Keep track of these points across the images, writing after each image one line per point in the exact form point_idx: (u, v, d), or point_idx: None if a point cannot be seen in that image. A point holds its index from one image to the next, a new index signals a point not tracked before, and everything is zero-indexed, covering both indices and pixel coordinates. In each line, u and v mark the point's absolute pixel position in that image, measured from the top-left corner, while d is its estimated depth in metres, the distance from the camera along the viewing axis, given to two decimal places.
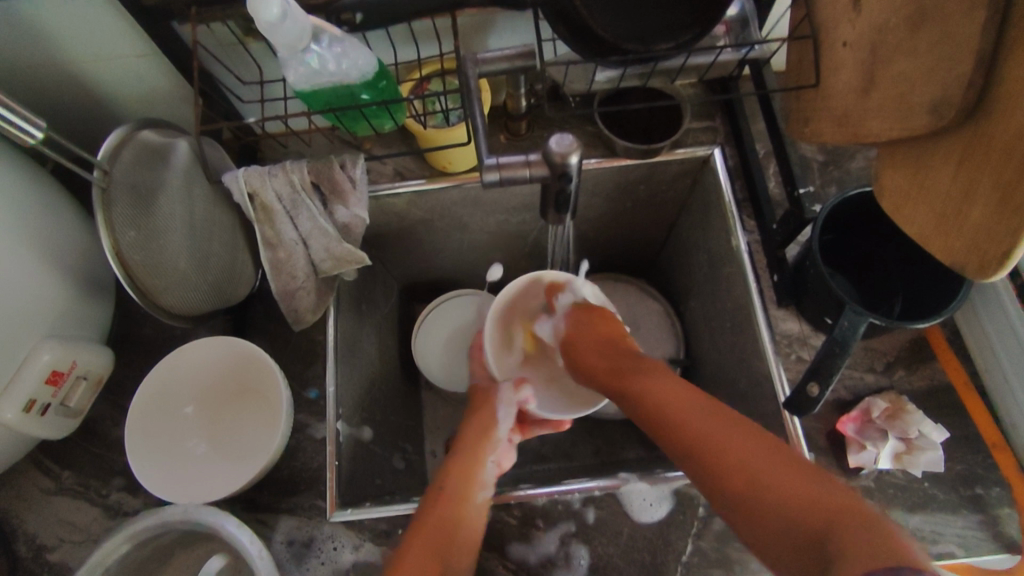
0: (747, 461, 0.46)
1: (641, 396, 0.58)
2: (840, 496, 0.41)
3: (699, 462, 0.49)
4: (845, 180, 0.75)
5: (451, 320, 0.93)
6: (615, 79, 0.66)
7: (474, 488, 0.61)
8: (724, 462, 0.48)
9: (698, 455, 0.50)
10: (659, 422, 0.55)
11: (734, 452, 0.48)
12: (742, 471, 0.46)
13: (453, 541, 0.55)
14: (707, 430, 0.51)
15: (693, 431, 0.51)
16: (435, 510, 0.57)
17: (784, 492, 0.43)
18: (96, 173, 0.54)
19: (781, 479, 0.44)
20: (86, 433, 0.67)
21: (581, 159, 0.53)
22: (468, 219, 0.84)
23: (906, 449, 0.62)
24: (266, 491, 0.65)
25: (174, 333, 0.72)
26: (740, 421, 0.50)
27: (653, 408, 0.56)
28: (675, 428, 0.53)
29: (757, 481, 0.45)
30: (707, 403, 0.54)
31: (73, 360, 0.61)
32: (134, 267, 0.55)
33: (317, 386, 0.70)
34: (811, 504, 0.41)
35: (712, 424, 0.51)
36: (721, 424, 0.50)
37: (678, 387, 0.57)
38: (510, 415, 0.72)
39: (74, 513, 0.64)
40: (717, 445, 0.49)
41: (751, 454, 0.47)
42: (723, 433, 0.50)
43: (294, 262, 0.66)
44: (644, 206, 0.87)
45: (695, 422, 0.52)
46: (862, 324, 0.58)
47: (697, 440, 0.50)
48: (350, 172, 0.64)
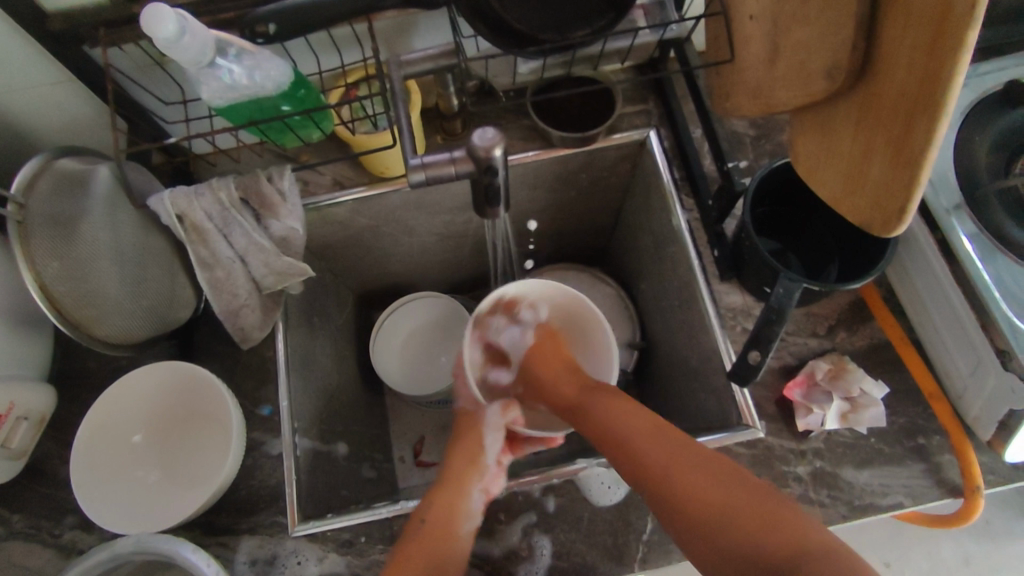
0: (723, 512, 0.48)
1: (618, 436, 0.56)
2: (798, 526, 0.45)
3: (688, 509, 0.49)
4: (777, 152, 0.77)
5: (406, 326, 0.93)
6: (537, 69, 0.67)
7: (459, 518, 0.59)
8: (690, 500, 0.49)
9: (690, 504, 0.49)
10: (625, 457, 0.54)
11: (717, 499, 0.49)
12: (712, 503, 0.49)
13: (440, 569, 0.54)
14: (705, 469, 0.51)
15: (685, 471, 0.51)
16: (416, 545, 0.55)
17: (751, 521, 0.47)
18: (11, 208, 0.53)
19: (749, 520, 0.47)
20: (34, 473, 0.66)
21: (504, 151, 0.55)
22: (414, 222, 0.84)
23: (851, 408, 0.64)
24: (225, 513, 0.64)
25: (119, 363, 0.70)
26: (674, 440, 0.54)
27: (631, 452, 0.54)
28: (633, 462, 0.54)
29: (714, 512, 0.48)
30: (664, 434, 0.54)
31: (10, 400, 0.59)
32: (62, 299, 0.54)
33: (270, 403, 0.69)
34: (784, 542, 0.45)
35: (689, 463, 0.52)
36: (695, 465, 0.51)
37: (656, 423, 0.56)
38: (497, 440, 0.66)
39: (27, 556, 0.62)
40: (701, 489, 0.50)
41: (731, 488, 0.49)
42: (715, 475, 0.50)
43: (233, 280, 0.65)
44: (587, 194, 0.88)
45: (681, 467, 0.51)
46: (796, 291, 0.60)
47: (648, 470, 0.52)
48: (277, 184, 0.64)
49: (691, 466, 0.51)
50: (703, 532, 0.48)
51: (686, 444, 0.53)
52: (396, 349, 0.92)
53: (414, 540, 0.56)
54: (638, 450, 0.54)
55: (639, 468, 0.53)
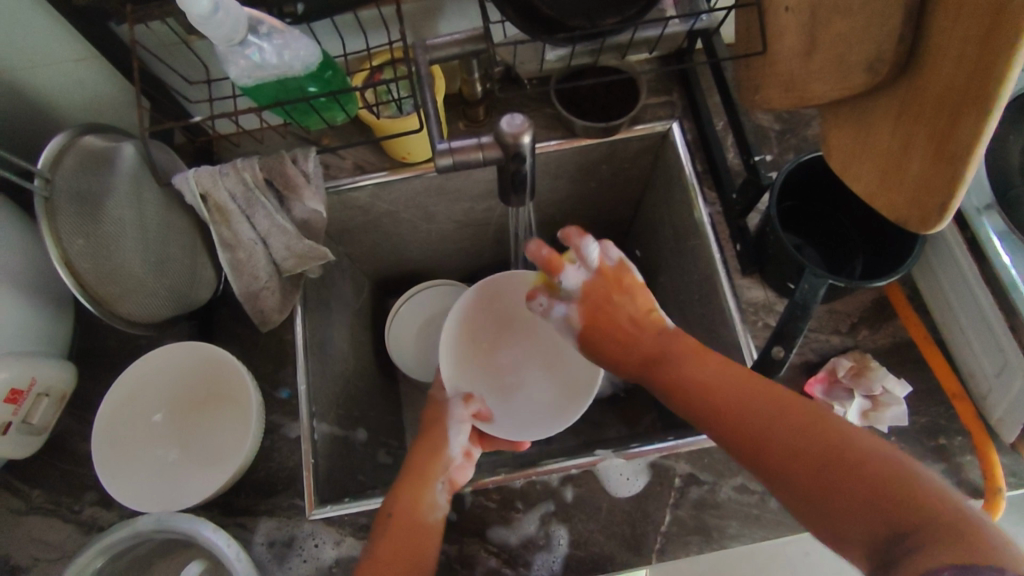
0: (823, 462, 0.45)
1: (700, 386, 0.53)
2: (906, 468, 0.42)
3: (779, 466, 0.47)
4: (802, 147, 0.76)
5: (421, 312, 0.93)
6: (565, 57, 0.67)
7: (427, 506, 0.59)
8: (787, 453, 0.47)
9: (789, 455, 0.46)
10: (712, 410, 0.52)
11: (811, 449, 0.46)
12: (807, 456, 0.46)
13: (412, 563, 0.55)
14: (806, 423, 0.48)
15: (780, 424, 0.48)
16: (389, 539, 0.56)
17: (855, 477, 0.43)
18: (38, 183, 0.53)
19: (862, 469, 0.43)
20: (54, 450, 0.66)
21: (532, 138, 0.54)
22: (433, 208, 0.83)
23: (872, 406, 0.64)
24: (243, 494, 0.64)
25: (139, 343, 0.71)
26: (764, 392, 0.51)
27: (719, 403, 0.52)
28: (723, 410, 0.51)
29: (810, 467, 0.45)
30: (752, 386, 0.51)
31: (32, 375, 0.60)
32: (84, 275, 0.54)
33: (288, 386, 0.69)
34: (884, 486, 0.42)
35: (782, 417, 0.49)
36: (788, 416, 0.48)
37: (745, 374, 0.53)
38: (462, 431, 0.68)
39: (47, 531, 0.63)
40: (794, 440, 0.47)
41: (828, 432, 0.46)
42: (805, 432, 0.47)
43: (254, 262, 0.65)
44: (608, 185, 0.87)
45: (771, 421, 0.49)
46: (821, 287, 0.59)
47: (739, 421, 0.50)
48: (301, 166, 0.63)
49: (785, 421, 0.48)
50: (799, 485, 0.46)
51: (779, 395, 0.50)
52: (412, 335, 0.92)
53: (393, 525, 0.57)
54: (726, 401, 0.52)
55: (723, 416, 0.51)
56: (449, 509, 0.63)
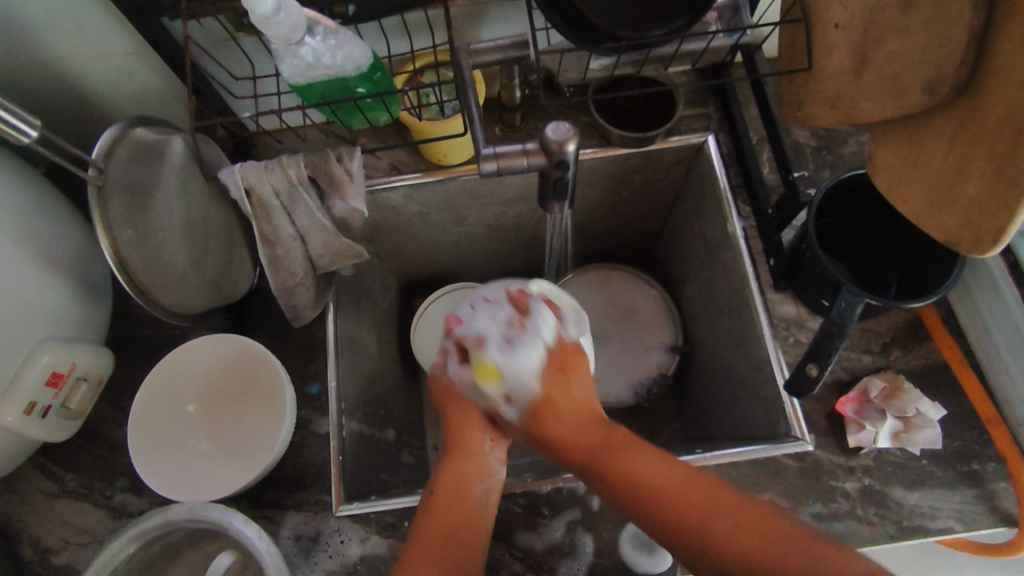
0: (681, 493, 0.49)
1: (622, 466, 0.53)
2: (833, 562, 0.42)
3: (693, 540, 0.47)
4: (838, 164, 0.76)
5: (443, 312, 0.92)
6: (609, 66, 0.67)
7: (477, 476, 0.60)
8: (661, 499, 0.50)
9: (674, 516, 0.48)
10: (620, 470, 0.53)
11: (698, 500, 0.49)
12: (660, 492, 0.50)
13: (458, 539, 0.54)
14: (690, 504, 0.48)
15: (676, 497, 0.49)
16: (438, 510, 0.56)
17: (728, 523, 0.46)
18: (91, 173, 0.54)
19: (722, 516, 0.47)
20: (88, 435, 0.67)
21: (577, 147, 0.54)
22: (464, 211, 0.84)
23: (904, 427, 0.63)
24: (271, 487, 0.65)
25: (174, 333, 0.72)
26: (661, 464, 0.52)
27: (622, 470, 0.52)
28: (612, 472, 0.53)
29: (689, 505, 0.48)
30: (644, 450, 0.54)
31: (73, 360, 0.61)
32: (132, 265, 0.55)
33: (319, 381, 0.70)
34: (756, 553, 0.44)
35: (713, 493, 0.49)
36: (679, 472, 0.51)
37: (651, 451, 0.54)
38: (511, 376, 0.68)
39: (79, 515, 0.64)
40: (703, 506, 0.48)
41: (824, 550, 0.43)
42: (717, 508, 0.48)
43: (292, 258, 0.66)
44: (639, 195, 0.87)
45: (647, 480, 0.51)
46: (858, 306, 0.59)
47: (651, 485, 0.51)
48: (346, 165, 0.63)
49: (692, 507, 0.48)
50: (715, 548, 0.46)
51: (672, 468, 0.52)
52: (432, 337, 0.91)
53: (441, 492, 0.57)
54: (622, 464, 0.53)
55: (648, 489, 0.51)
56: None
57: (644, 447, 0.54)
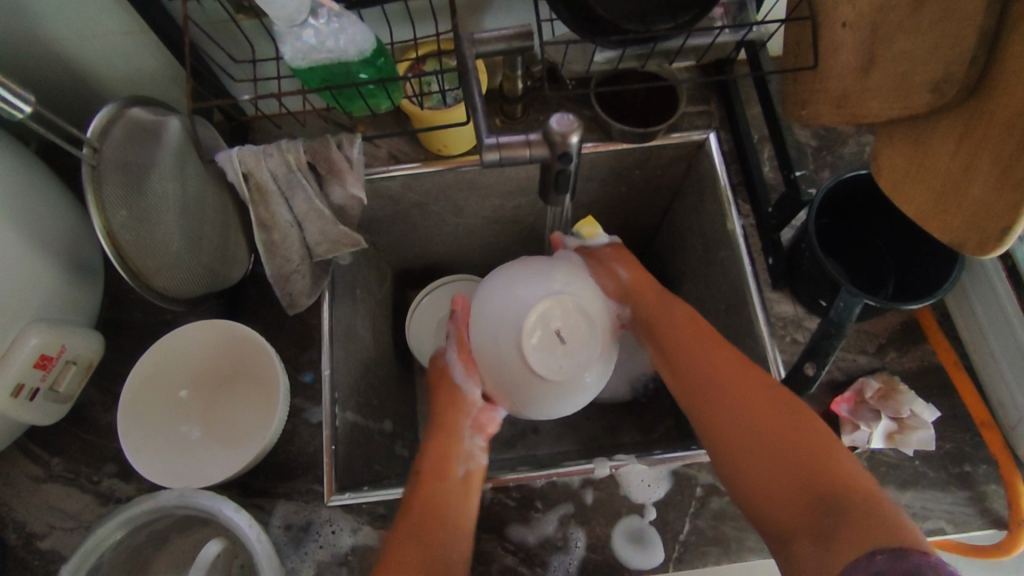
0: (763, 421, 0.56)
1: (715, 390, 0.61)
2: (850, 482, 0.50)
3: (738, 453, 0.56)
4: (838, 165, 0.76)
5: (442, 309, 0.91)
6: (613, 59, 0.68)
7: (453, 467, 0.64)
8: (743, 442, 0.56)
9: (752, 436, 0.56)
10: (708, 405, 0.61)
11: (773, 432, 0.55)
12: (770, 420, 0.56)
13: (437, 526, 0.57)
14: (779, 421, 0.55)
15: (771, 431, 0.55)
16: (416, 498, 0.60)
17: (779, 435, 0.55)
18: (86, 151, 0.53)
19: (808, 448, 0.53)
20: (75, 419, 0.66)
21: (581, 139, 0.54)
22: (463, 203, 0.83)
23: (899, 429, 0.63)
24: (262, 475, 0.64)
25: (166, 318, 0.71)
26: (758, 389, 0.58)
27: (704, 397, 0.62)
28: (723, 416, 0.59)
29: (757, 431, 0.56)
30: (760, 385, 0.59)
31: (62, 343, 0.60)
32: (127, 248, 0.54)
33: (313, 370, 0.69)
34: (821, 487, 0.50)
35: (774, 423, 0.56)
36: (769, 400, 0.57)
37: (742, 367, 0.61)
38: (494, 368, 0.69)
39: (65, 500, 0.63)
40: (762, 419, 0.56)
41: (791, 440, 0.54)
42: (780, 444, 0.54)
43: (288, 244, 0.65)
44: (638, 191, 0.87)
45: (752, 409, 0.57)
46: (857, 306, 0.59)
47: (717, 404, 0.60)
48: (346, 151, 0.62)
49: (775, 435, 0.55)
50: (749, 483, 0.55)
51: (773, 391, 0.58)
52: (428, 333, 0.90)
53: (427, 500, 0.60)
54: (716, 403, 0.60)
55: (727, 436, 0.58)
56: None
57: (750, 375, 0.60)
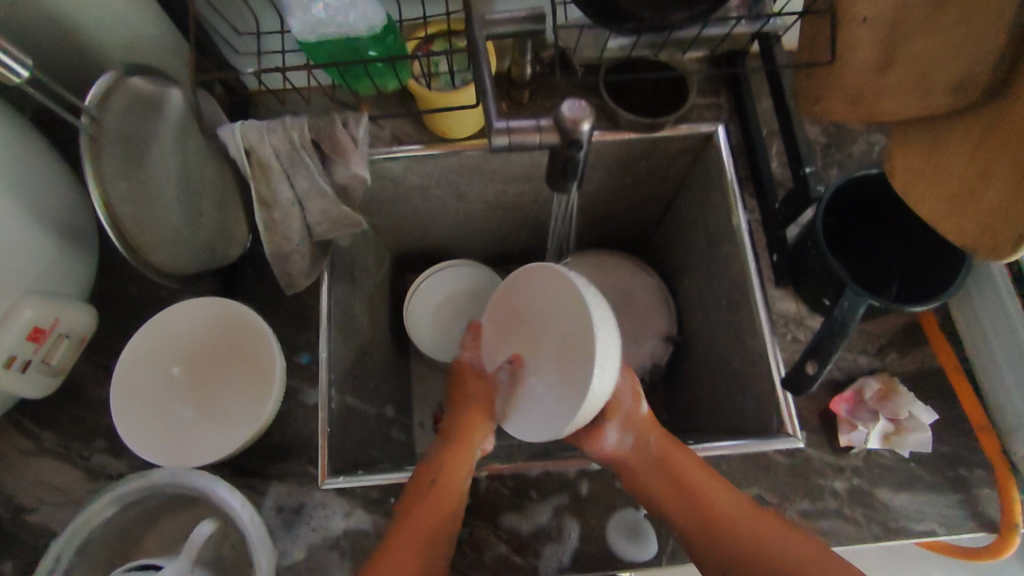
0: (725, 511, 0.57)
1: (670, 469, 0.61)
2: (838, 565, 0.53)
3: (718, 550, 0.56)
4: (847, 164, 0.75)
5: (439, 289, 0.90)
6: (627, 46, 0.66)
7: (464, 473, 0.61)
8: (728, 533, 0.56)
9: (717, 531, 0.56)
10: (677, 489, 0.59)
11: (734, 516, 0.57)
12: (719, 509, 0.57)
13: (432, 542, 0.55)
14: (723, 509, 0.57)
15: (723, 514, 0.57)
16: (424, 500, 0.57)
17: (738, 523, 0.56)
18: (85, 120, 0.51)
19: (764, 529, 0.56)
20: (67, 393, 0.65)
21: (592, 126, 0.53)
22: (466, 187, 0.82)
23: (895, 430, 0.64)
24: (256, 456, 0.64)
25: (161, 294, 0.70)
26: (717, 480, 0.60)
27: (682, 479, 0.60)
28: (701, 505, 0.58)
29: (726, 518, 0.57)
30: (706, 469, 0.61)
31: (55, 316, 0.58)
32: (125, 221, 0.53)
33: (310, 351, 0.68)
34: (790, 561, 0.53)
35: (743, 522, 0.57)
36: (717, 483, 0.59)
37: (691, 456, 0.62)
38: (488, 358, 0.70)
39: (55, 474, 0.62)
40: (720, 503, 0.58)
41: (754, 529, 0.56)
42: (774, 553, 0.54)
43: (289, 225, 0.63)
44: (643, 182, 0.86)
45: (712, 489, 0.59)
46: (862, 307, 0.59)
47: (689, 485, 0.59)
48: (352, 131, 0.61)
49: (713, 515, 0.57)
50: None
51: (734, 491, 0.59)
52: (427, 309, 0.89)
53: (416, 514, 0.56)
54: (696, 497, 0.58)
55: (706, 511, 0.57)
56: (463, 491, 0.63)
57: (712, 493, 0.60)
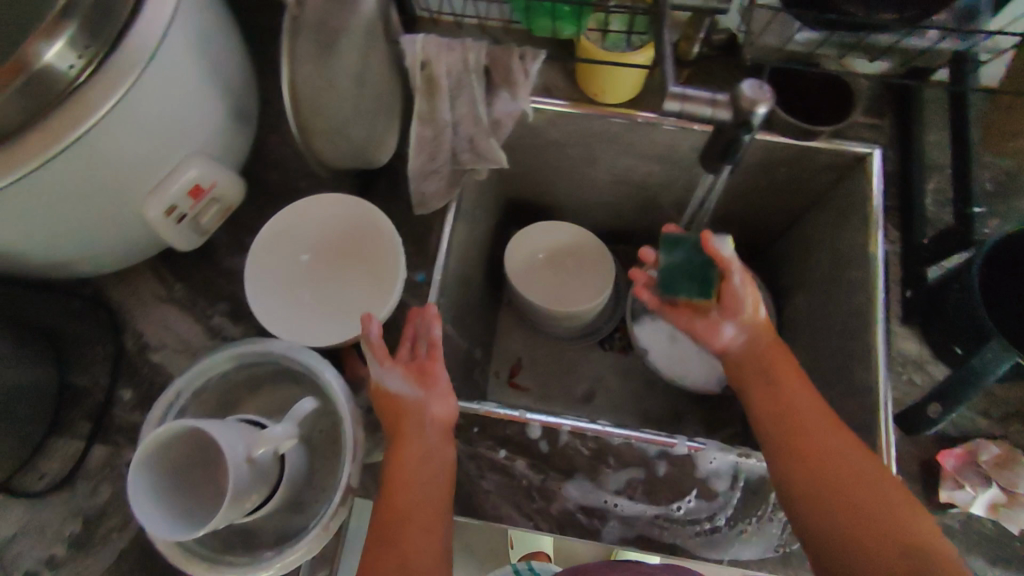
0: (839, 464, 0.54)
1: (795, 407, 0.58)
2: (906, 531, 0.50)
3: (837, 518, 0.52)
4: (1011, 216, 0.70)
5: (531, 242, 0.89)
6: (813, 42, 0.64)
7: (411, 456, 0.56)
8: (828, 467, 0.54)
9: (817, 484, 0.53)
10: (798, 437, 0.56)
11: (854, 480, 0.53)
12: (821, 459, 0.54)
13: (401, 523, 0.54)
14: (847, 472, 0.53)
15: (843, 464, 0.54)
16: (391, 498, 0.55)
17: (852, 470, 0.53)
18: (290, 2, 0.54)
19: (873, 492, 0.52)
20: (203, 255, 0.70)
21: (769, 110, 0.52)
22: (598, 153, 0.82)
23: (1008, 502, 0.59)
24: (357, 356, 0.67)
25: (300, 187, 0.74)
26: (839, 429, 0.56)
27: (796, 419, 0.57)
28: (803, 452, 0.55)
29: (841, 471, 0.53)
30: (837, 427, 0.56)
31: (215, 179, 0.63)
32: (302, 102, 0.57)
33: (424, 272, 0.70)
34: (882, 531, 0.50)
35: (877, 502, 0.52)
36: (834, 432, 0.56)
37: (824, 410, 0.57)
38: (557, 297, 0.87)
39: (180, 324, 0.67)
40: (844, 461, 0.54)
41: (856, 490, 0.52)
42: (873, 535, 0.50)
43: (440, 145, 0.66)
44: (778, 190, 0.83)
45: (843, 449, 0.54)
46: (1008, 362, 0.53)
47: (804, 429, 0.56)
48: (527, 66, 0.60)
49: (818, 472, 0.54)
50: (842, 534, 0.51)
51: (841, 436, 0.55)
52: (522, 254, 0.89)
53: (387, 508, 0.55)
54: (809, 440, 0.56)
55: (807, 457, 0.55)
56: (543, 439, 0.63)
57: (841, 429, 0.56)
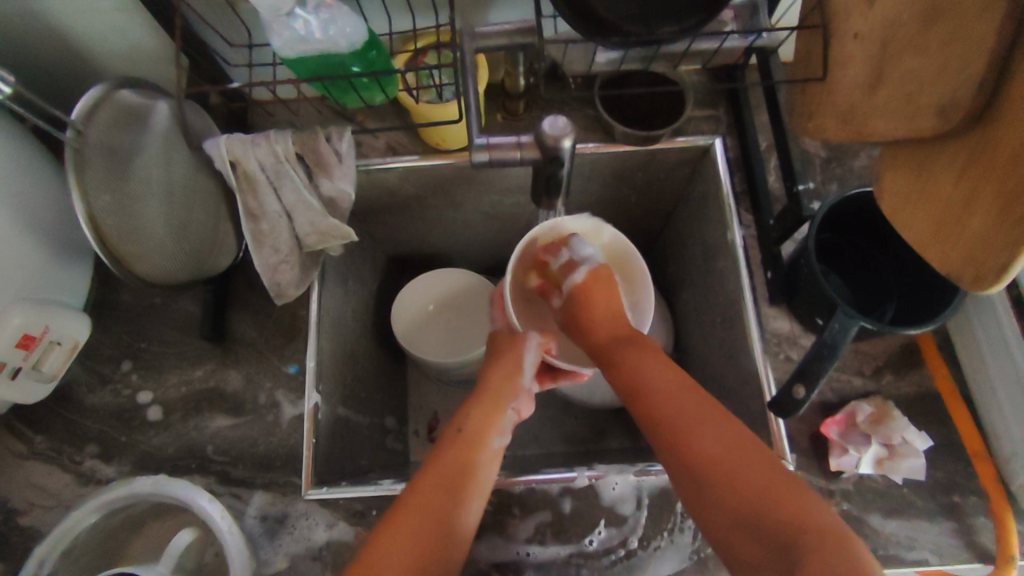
0: (696, 434, 0.49)
1: (635, 379, 0.54)
2: (793, 494, 0.43)
3: (709, 497, 0.46)
4: (847, 178, 0.73)
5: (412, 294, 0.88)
6: (615, 60, 0.68)
7: (473, 486, 0.55)
8: (688, 446, 0.48)
9: (683, 466, 0.48)
10: (651, 416, 0.52)
11: (708, 451, 0.47)
12: (684, 431, 0.49)
13: (428, 551, 0.49)
14: (698, 442, 0.48)
15: (703, 439, 0.48)
16: (403, 520, 0.50)
17: (708, 449, 0.47)
18: (69, 133, 0.51)
19: (744, 460, 0.46)
20: (62, 398, 0.67)
21: (573, 142, 0.53)
22: (458, 198, 0.82)
23: (888, 455, 0.62)
24: (242, 465, 0.64)
25: (154, 303, 0.71)
26: (700, 394, 0.52)
27: (647, 394, 0.53)
28: (666, 433, 0.50)
29: (694, 444, 0.48)
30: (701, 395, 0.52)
31: (46, 323, 0.59)
32: (109, 233, 0.53)
33: (297, 361, 0.68)
34: (758, 498, 0.44)
35: (741, 464, 0.46)
36: (693, 403, 0.51)
37: (676, 372, 0.54)
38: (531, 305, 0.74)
39: (46, 478, 0.63)
40: (698, 435, 0.48)
41: (725, 462, 0.46)
42: (744, 497, 0.44)
43: (276, 236, 0.64)
44: (642, 193, 0.85)
45: (694, 419, 0.50)
46: (853, 328, 0.57)
47: (652, 408, 0.52)
48: (335, 144, 0.63)
49: (678, 443, 0.49)
50: (715, 509, 0.45)
51: (707, 404, 0.51)
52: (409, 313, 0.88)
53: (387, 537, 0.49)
54: (662, 411, 0.51)
55: (678, 440, 0.49)
56: None
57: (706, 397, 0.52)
